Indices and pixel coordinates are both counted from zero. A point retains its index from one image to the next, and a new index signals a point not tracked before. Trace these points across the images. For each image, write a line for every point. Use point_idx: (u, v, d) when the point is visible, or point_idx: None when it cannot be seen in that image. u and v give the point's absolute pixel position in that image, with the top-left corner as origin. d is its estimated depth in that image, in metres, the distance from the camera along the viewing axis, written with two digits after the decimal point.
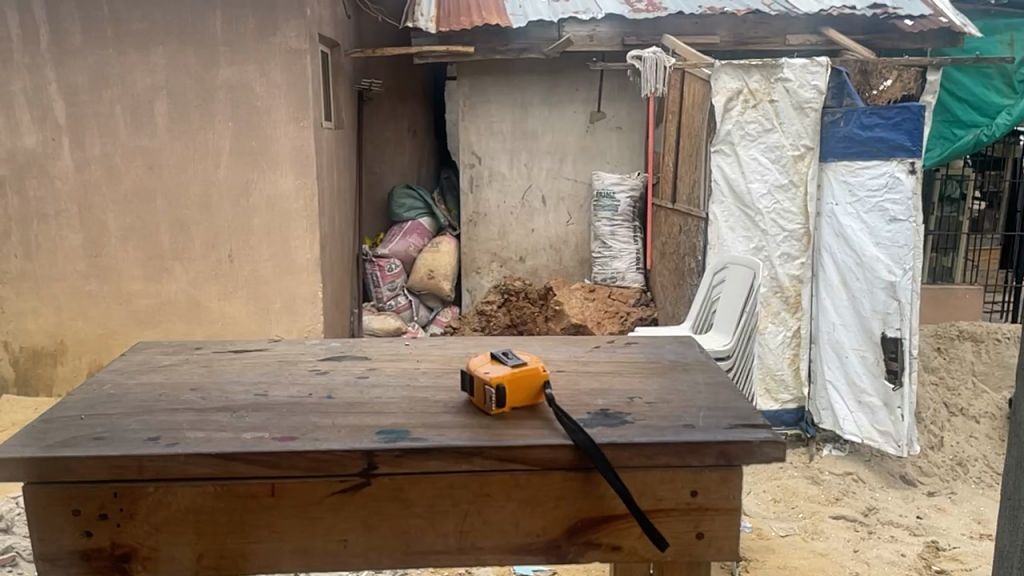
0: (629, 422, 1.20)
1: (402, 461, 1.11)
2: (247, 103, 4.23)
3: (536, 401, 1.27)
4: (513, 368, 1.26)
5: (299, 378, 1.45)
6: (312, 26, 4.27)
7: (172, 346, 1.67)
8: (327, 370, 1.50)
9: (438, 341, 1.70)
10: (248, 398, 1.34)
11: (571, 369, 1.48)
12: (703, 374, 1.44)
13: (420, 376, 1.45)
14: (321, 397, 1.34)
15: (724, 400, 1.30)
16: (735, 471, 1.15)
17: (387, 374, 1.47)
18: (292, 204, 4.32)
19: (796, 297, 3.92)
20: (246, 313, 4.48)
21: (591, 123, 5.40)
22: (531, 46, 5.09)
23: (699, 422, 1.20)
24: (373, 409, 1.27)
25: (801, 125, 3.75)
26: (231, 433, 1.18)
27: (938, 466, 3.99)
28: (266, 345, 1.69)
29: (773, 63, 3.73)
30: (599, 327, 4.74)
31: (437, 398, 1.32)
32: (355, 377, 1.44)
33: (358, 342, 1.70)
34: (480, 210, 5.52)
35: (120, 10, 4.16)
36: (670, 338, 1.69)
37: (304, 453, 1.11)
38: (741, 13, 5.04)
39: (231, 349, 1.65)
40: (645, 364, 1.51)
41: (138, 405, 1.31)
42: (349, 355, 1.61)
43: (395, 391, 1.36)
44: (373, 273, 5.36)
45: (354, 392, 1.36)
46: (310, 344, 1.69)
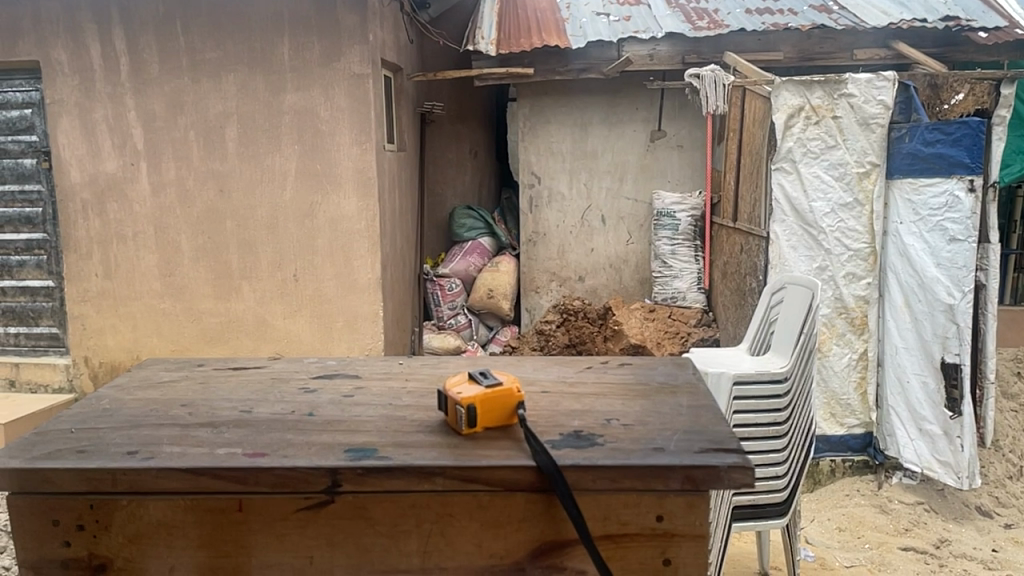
0: (598, 444, 1.18)
1: (366, 480, 1.12)
2: (313, 126, 4.36)
3: (509, 422, 1.27)
4: (486, 388, 1.26)
5: (287, 395, 1.48)
6: (375, 52, 4.37)
7: (177, 363, 1.73)
8: (315, 388, 1.52)
9: (434, 360, 1.72)
10: (233, 414, 1.38)
11: (557, 389, 1.47)
12: (690, 397, 1.41)
13: (403, 395, 1.46)
14: (301, 415, 1.36)
15: (704, 424, 1.27)
16: (702, 496, 1.13)
17: (372, 392, 1.49)
18: (355, 225, 4.41)
19: (862, 319, 3.80)
20: (309, 332, 4.59)
21: (652, 142, 5.37)
22: (591, 66, 5.10)
23: (671, 446, 1.18)
24: (349, 427, 1.29)
25: (866, 141, 3.66)
26: (206, 448, 1.21)
27: (1017, 497, 3.76)
28: (264, 362, 1.73)
29: (837, 78, 3.64)
30: (659, 347, 4.67)
31: (413, 418, 1.33)
32: (340, 396, 1.46)
33: (354, 360, 1.72)
34: (539, 229, 5.52)
35: (195, 41, 4.35)
36: (666, 359, 1.66)
37: (270, 470, 1.13)
38: (806, 28, 4.94)
39: (232, 366, 1.70)
40: (633, 385, 1.49)
41: (127, 420, 1.36)
42: (341, 372, 1.63)
43: (374, 410, 1.38)
44: (434, 293, 5.44)
45: (335, 410, 1.38)
46: (308, 362, 1.73)
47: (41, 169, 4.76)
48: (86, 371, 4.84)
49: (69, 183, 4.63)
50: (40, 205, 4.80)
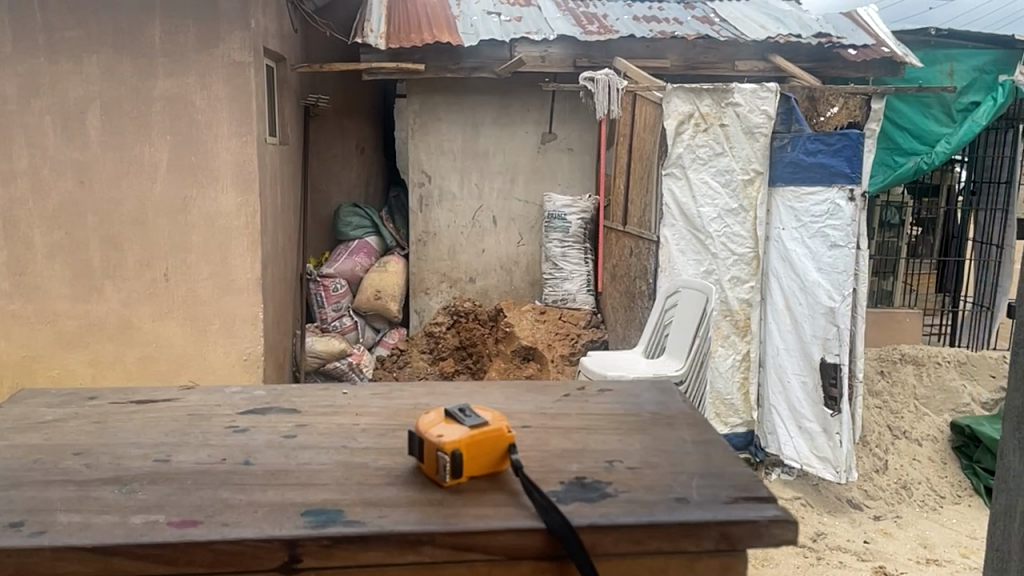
0: (611, 495, 1.10)
1: (333, 552, 0.99)
2: (188, 116, 4.07)
3: (498, 469, 1.17)
4: (472, 429, 1.15)
5: (211, 438, 1.32)
6: (256, 39, 4.14)
7: (60, 397, 1.53)
8: (245, 427, 1.37)
9: (382, 390, 1.58)
10: (144, 465, 1.21)
11: (538, 424, 1.38)
12: (690, 431, 1.35)
13: (357, 435, 1.33)
14: (236, 464, 1.21)
15: (717, 465, 1.21)
16: (737, 558, 1.05)
17: (319, 431, 1.35)
18: (233, 221, 4.15)
19: (745, 321, 3.91)
20: (180, 336, 4.27)
21: (543, 144, 5.36)
22: (483, 65, 5.03)
23: (694, 496, 1.11)
24: (301, 481, 1.15)
25: (750, 149, 3.76)
26: (116, 516, 1.04)
27: (883, 490, 3.99)
28: (178, 394, 1.55)
29: (724, 87, 3.74)
30: (549, 349, 4.72)
31: (377, 465, 1.20)
32: (279, 437, 1.32)
33: (287, 390, 1.57)
34: (429, 229, 5.39)
35: (53, 18, 3.97)
36: (648, 386, 1.60)
37: (207, 544, 0.98)
38: (690, 37, 5.09)
39: (134, 399, 1.51)
40: (625, 419, 1.41)
41: (6, 476, 1.16)
42: (275, 406, 1.48)
43: (325, 456, 1.24)
44: (317, 294, 5.17)
45: (277, 456, 1.24)
46: (230, 393, 1.56)
47: None
48: None
49: None
50: None
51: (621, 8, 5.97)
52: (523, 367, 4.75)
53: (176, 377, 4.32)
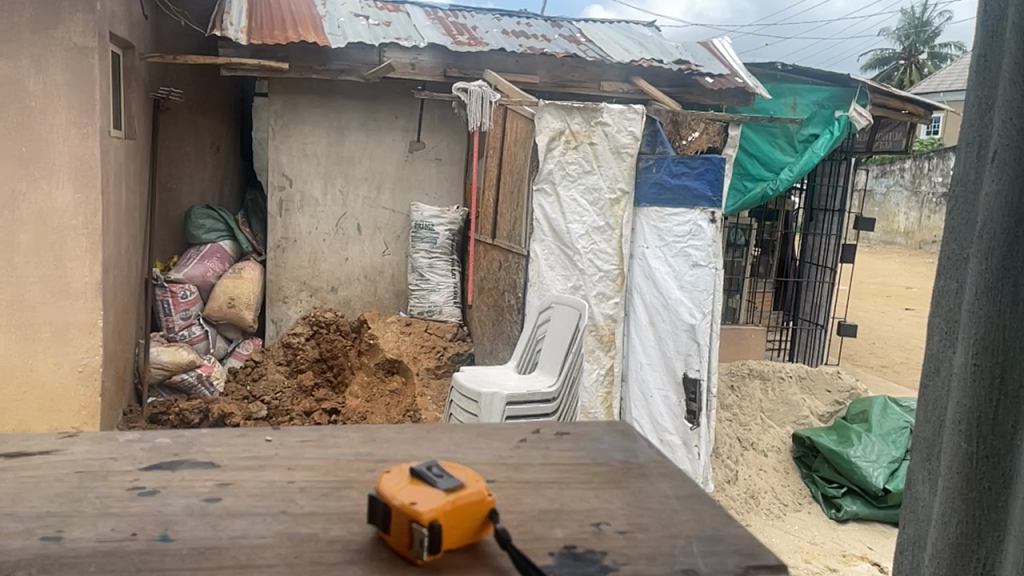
0: (611, 570, 0.93)
1: None
2: (18, 102, 3.66)
3: (479, 537, 0.96)
4: (447, 493, 0.94)
5: (116, 504, 1.05)
6: (103, 23, 3.81)
7: None
8: (156, 490, 1.10)
9: (312, 437, 1.31)
10: (31, 545, 0.94)
11: (503, 478, 1.17)
12: (671, 482, 1.19)
13: (296, 497, 1.08)
14: (150, 542, 0.95)
15: (724, 527, 1.06)
16: None
17: (248, 491, 1.10)
18: (69, 219, 3.79)
19: (610, 335, 3.96)
20: (5, 344, 3.83)
21: (410, 153, 5.26)
22: (351, 68, 4.89)
23: (702, 567, 0.95)
24: (243, 562, 0.91)
25: (617, 169, 3.85)
26: None
27: (734, 499, 4.18)
28: (58, 446, 1.24)
29: (594, 106, 3.80)
30: (415, 362, 4.59)
31: (331, 538, 0.97)
32: (201, 502, 1.06)
33: (198, 438, 1.29)
34: (289, 235, 5.16)
35: None
36: (605, 428, 1.42)
37: None
38: (559, 55, 5.18)
39: (2, 453, 1.20)
40: (593, 470, 1.23)
41: None
42: (187, 460, 1.20)
43: (262, 526, 1.00)
44: (164, 301, 4.76)
45: (202, 528, 0.99)
46: (126, 442, 1.27)
47: None
48: None
49: None
50: None
51: (490, 20, 6.03)
52: (386, 381, 4.64)
53: None
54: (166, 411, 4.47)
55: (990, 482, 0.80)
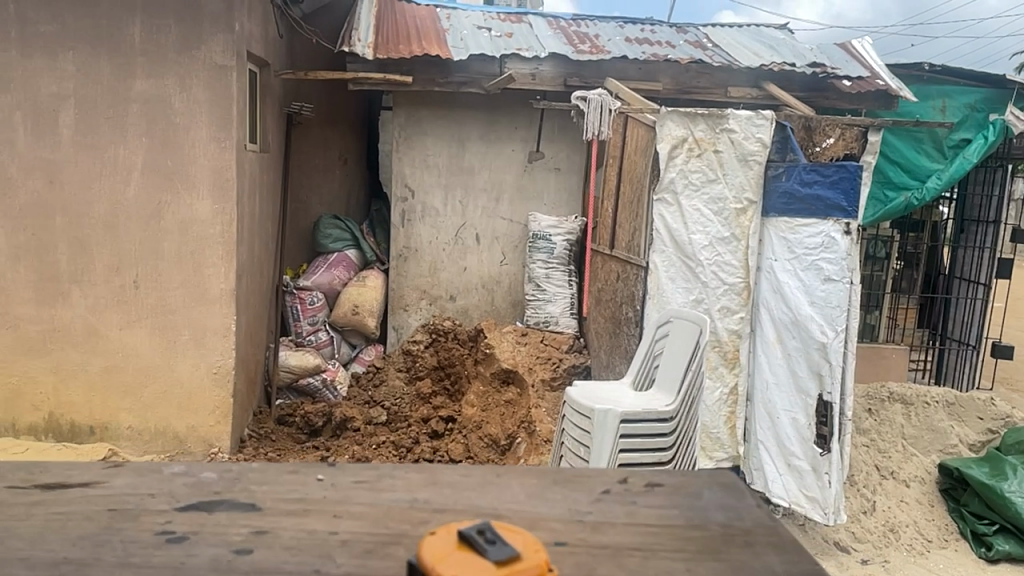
0: None
1: None
2: (164, 119, 3.91)
3: None
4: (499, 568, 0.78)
5: (131, 555, 0.92)
6: (241, 43, 3.99)
7: None
8: (186, 536, 0.97)
9: (369, 478, 1.14)
10: None
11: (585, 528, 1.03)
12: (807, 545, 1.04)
13: (337, 553, 0.93)
14: None
15: None
16: None
17: (285, 545, 0.95)
18: (207, 229, 3.98)
19: (734, 353, 3.82)
20: (149, 345, 4.07)
21: (530, 163, 5.25)
22: (472, 80, 4.93)
23: None
24: None
25: (744, 177, 3.67)
26: None
27: (870, 532, 3.88)
28: (100, 477, 1.12)
29: (719, 112, 3.65)
30: (530, 373, 4.53)
31: None
32: (229, 555, 0.93)
33: (245, 475, 1.13)
34: (410, 245, 5.26)
35: (27, 11, 3.83)
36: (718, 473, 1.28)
37: None
38: (684, 62, 5.00)
39: (31, 483, 1.09)
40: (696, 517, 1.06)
41: None
42: (227, 501, 1.06)
43: None
44: (294, 307, 4.95)
45: None
46: (170, 475, 1.13)
47: None
48: None
49: None
50: None
51: (613, 28, 5.94)
52: (502, 391, 4.59)
53: (140, 389, 4.11)
54: (293, 414, 4.64)
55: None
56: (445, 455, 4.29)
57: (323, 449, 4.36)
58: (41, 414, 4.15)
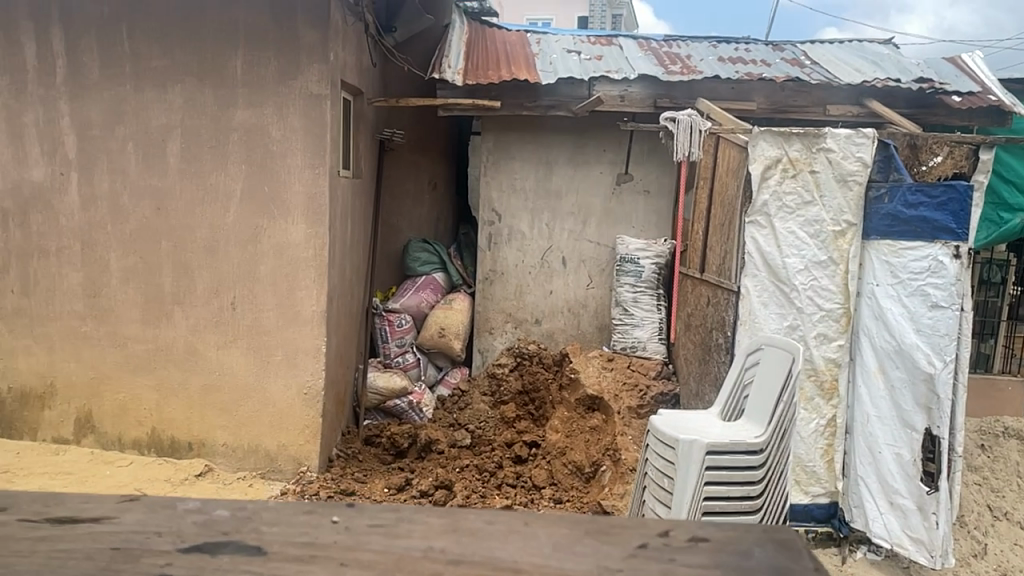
0: None
1: None
2: (262, 147, 4.05)
3: None
4: None
5: None
6: (336, 72, 4.08)
7: None
8: None
9: (387, 522, 1.08)
10: None
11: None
12: None
13: None
14: None
15: None
16: None
17: None
18: (301, 253, 4.09)
19: (832, 383, 3.62)
20: (244, 365, 4.21)
21: (618, 185, 5.19)
22: (560, 103, 4.91)
23: None
24: None
25: (843, 199, 3.51)
26: None
27: None
28: (112, 511, 1.10)
29: (816, 131, 3.51)
30: (616, 400, 4.41)
31: None
32: None
33: (258, 514, 1.09)
34: (497, 268, 5.29)
35: (140, 48, 4.06)
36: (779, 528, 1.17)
37: None
38: (780, 79, 4.88)
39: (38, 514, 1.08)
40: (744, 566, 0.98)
41: None
42: (234, 543, 1.02)
43: None
44: (382, 328, 5.06)
45: None
46: (182, 512, 1.11)
47: None
48: None
49: None
50: None
51: (706, 48, 5.84)
52: (587, 417, 4.54)
53: (235, 408, 4.25)
54: (380, 435, 4.71)
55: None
56: (529, 480, 4.24)
57: (408, 471, 4.38)
58: (144, 429, 4.34)
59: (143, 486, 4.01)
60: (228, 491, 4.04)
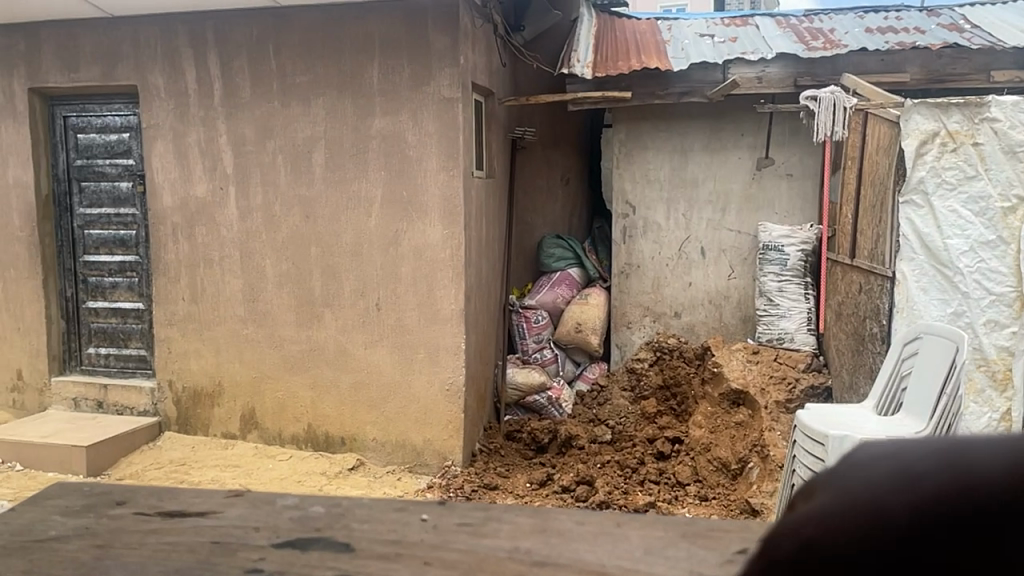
0: None
1: None
2: (399, 152, 4.20)
3: None
4: None
5: None
6: (467, 75, 4.16)
7: (103, 494, 1.29)
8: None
9: (475, 521, 1.15)
10: None
11: None
12: None
13: None
14: None
15: None
16: None
17: None
18: (438, 254, 4.21)
19: (1006, 374, 3.28)
20: (390, 363, 4.39)
21: (759, 170, 4.98)
22: (694, 89, 4.77)
23: None
24: None
25: (1013, 171, 3.20)
26: None
27: None
28: (217, 506, 1.23)
29: (978, 100, 3.24)
30: (762, 395, 4.27)
31: None
32: None
33: (350, 511, 1.18)
34: (633, 261, 5.22)
35: (285, 65, 4.30)
36: None
37: None
38: (935, 47, 4.50)
39: (158, 511, 1.22)
40: None
41: None
42: (322, 540, 1.10)
43: None
44: (519, 325, 5.13)
45: None
46: (281, 508, 1.21)
47: (136, 193, 4.82)
48: (170, 395, 4.82)
49: (160, 208, 4.64)
50: (134, 227, 4.87)
51: (851, 20, 5.49)
52: (732, 413, 4.39)
53: (383, 404, 4.42)
54: (520, 430, 4.76)
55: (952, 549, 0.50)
56: (672, 477, 4.18)
57: (549, 466, 4.41)
58: (302, 425, 4.60)
59: (302, 478, 4.28)
60: (378, 486, 4.23)
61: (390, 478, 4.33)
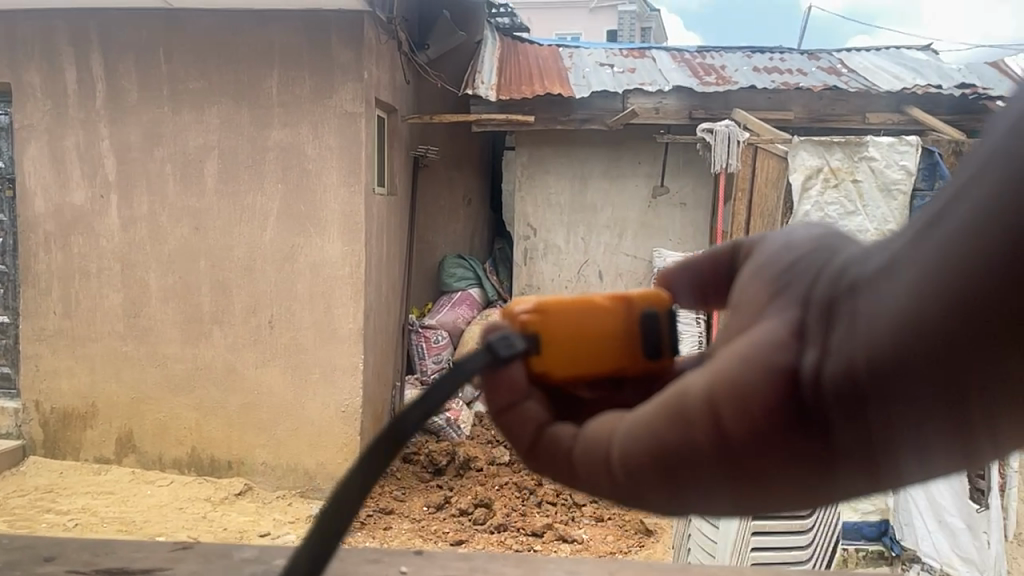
0: None
1: None
2: (299, 166, 4.07)
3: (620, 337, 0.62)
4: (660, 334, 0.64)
5: None
6: (370, 91, 4.10)
7: (26, 550, 1.15)
8: None
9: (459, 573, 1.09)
10: None
11: None
12: None
13: None
14: None
15: None
16: None
17: None
18: (337, 271, 4.11)
19: None
20: (283, 384, 4.23)
21: (654, 198, 5.13)
22: (594, 116, 4.86)
23: None
24: None
25: (887, 208, 3.67)
26: None
27: None
28: (166, 562, 1.11)
29: (857, 141, 3.70)
30: None
31: None
32: None
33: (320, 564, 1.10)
34: (533, 283, 5.28)
35: (176, 69, 4.09)
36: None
37: None
38: (817, 89, 4.79)
39: (96, 569, 1.09)
40: None
41: None
42: None
43: None
44: (418, 345, 5.06)
45: None
46: (240, 562, 1.11)
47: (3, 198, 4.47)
48: (36, 417, 4.47)
49: (32, 214, 4.32)
50: None
51: (741, 58, 5.78)
52: None
53: (274, 426, 4.26)
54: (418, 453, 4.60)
55: (879, 303, 0.39)
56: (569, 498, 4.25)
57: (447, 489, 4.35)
58: (184, 448, 4.37)
59: (184, 504, 4.05)
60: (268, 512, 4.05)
61: (279, 504, 4.16)
